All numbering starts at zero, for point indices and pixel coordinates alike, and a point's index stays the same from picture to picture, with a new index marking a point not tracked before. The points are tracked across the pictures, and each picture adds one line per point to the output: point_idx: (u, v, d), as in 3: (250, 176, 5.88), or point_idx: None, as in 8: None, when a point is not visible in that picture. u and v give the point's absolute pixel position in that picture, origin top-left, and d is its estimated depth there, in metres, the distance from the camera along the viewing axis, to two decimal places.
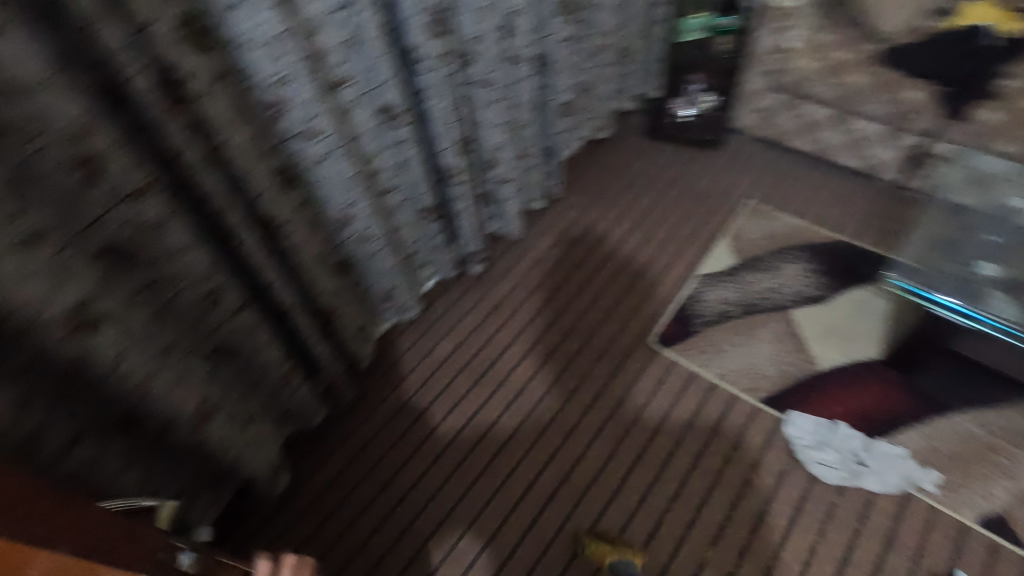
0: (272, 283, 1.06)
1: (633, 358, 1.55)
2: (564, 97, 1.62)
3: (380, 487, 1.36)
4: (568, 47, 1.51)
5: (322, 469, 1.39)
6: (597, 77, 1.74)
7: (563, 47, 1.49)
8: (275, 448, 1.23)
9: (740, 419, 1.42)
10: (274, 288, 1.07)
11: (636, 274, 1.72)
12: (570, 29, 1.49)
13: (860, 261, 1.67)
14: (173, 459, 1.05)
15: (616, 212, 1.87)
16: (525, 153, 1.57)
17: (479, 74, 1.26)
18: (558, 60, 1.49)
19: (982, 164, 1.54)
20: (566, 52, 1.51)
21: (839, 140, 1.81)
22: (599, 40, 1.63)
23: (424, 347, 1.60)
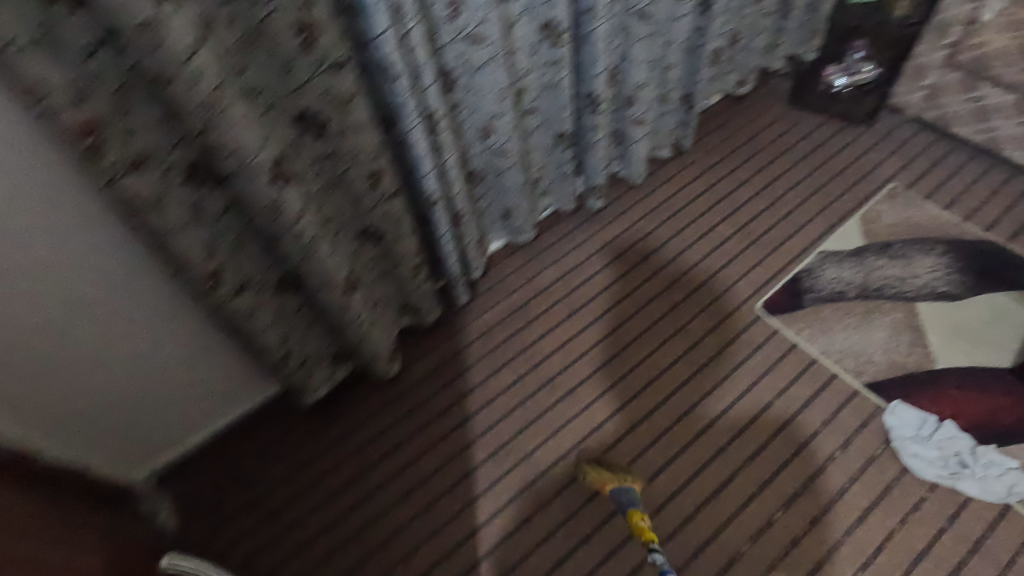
0: (426, 174, 1.14)
1: (735, 319, 1.54)
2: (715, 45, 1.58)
3: (473, 385, 1.47)
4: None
5: (423, 361, 1.51)
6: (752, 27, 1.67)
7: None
8: (392, 331, 1.36)
9: (838, 398, 1.39)
10: (427, 179, 1.15)
11: (753, 238, 1.68)
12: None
13: (1006, 263, 1.55)
14: (312, 325, 1.20)
15: (743, 173, 1.82)
16: (664, 96, 1.56)
17: (639, 6, 1.26)
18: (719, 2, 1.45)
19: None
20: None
21: (1014, 132, 1.65)
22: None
23: (529, 271, 1.65)
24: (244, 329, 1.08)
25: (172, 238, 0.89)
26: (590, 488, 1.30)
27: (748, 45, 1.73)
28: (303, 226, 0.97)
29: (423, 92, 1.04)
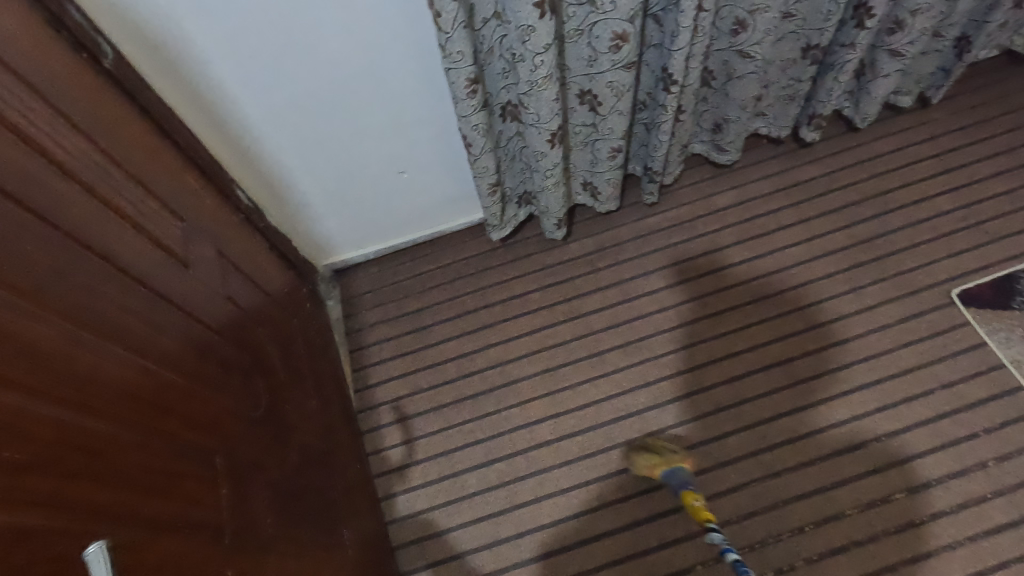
0: (676, 51, 1.12)
1: (921, 297, 1.41)
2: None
3: (622, 278, 1.52)
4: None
5: (584, 239, 1.58)
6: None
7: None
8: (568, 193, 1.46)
9: (1013, 410, 1.26)
10: (675, 57, 1.13)
11: (979, 220, 1.47)
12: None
13: None
14: (512, 156, 1.36)
15: (994, 145, 1.56)
16: (938, 31, 1.37)
17: None
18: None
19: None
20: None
21: None
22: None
23: (710, 188, 1.60)
24: (472, 149, 1.21)
25: (449, 40, 0.99)
26: (708, 407, 1.35)
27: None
28: (546, 60, 1.05)
29: None
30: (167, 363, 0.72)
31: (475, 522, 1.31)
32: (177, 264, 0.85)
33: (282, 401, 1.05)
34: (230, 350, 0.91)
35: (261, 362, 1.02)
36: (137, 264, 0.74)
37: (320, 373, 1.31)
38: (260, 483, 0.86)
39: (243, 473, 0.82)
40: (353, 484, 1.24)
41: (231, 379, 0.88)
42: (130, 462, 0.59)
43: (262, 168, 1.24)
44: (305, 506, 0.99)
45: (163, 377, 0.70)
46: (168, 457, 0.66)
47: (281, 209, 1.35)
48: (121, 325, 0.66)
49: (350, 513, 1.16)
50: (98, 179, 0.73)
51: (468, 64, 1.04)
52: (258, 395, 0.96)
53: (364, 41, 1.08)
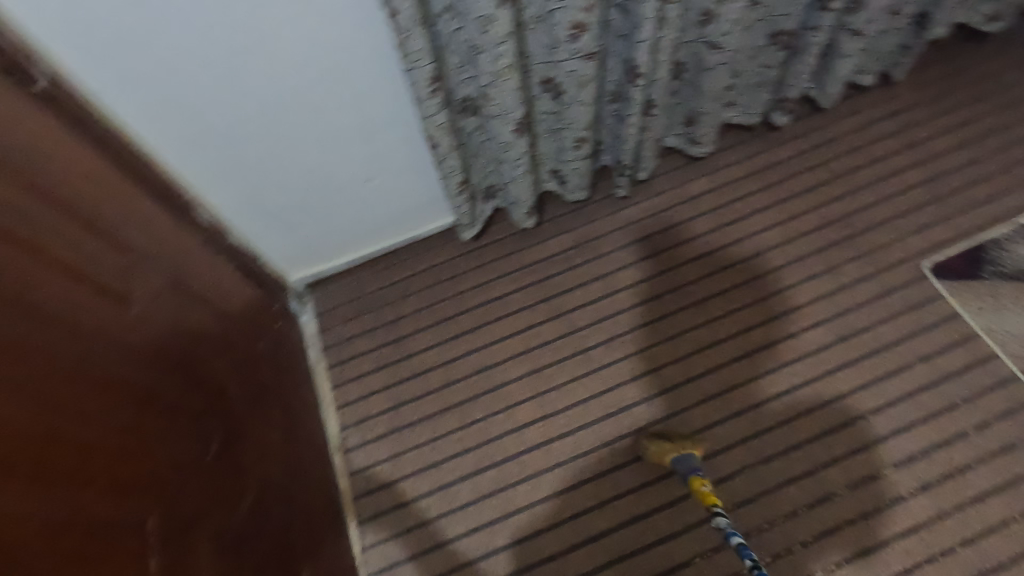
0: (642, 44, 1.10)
1: (896, 273, 1.43)
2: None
3: (603, 272, 1.51)
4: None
5: (562, 234, 1.56)
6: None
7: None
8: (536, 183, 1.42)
9: (989, 378, 1.29)
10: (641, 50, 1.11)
11: (945, 193, 1.50)
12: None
13: None
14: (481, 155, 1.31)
15: (955, 118, 1.59)
16: (898, 11, 1.37)
17: None
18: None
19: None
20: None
21: None
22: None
23: (682, 176, 1.59)
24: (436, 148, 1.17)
25: (407, 38, 0.95)
26: (696, 397, 1.35)
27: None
28: (506, 52, 1.02)
29: None
30: (93, 420, 0.67)
31: (470, 532, 1.29)
32: (120, 302, 0.80)
33: (240, 438, 1.00)
34: (180, 392, 0.86)
35: (219, 399, 0.97)
36: (64, 309, 0.69)
37: (284, 397, 1.25)
38: (205, 534, 0.81)
39: (183, 534, 0.77)
40: (317, 516, 1.19)
41: (177, 425, 0.83)
42: (27, 542, 0.54)
43: (222, 187, 1.18)
44: (260, 551, 0.94)
45: (86, 439, 0.65)
46: (81, 532, 0.60)
47: (245, 227, 1.29)
48: (39, 387, 0.61)
49: (312, 549, 1.11)
50: (26, 219, 0.68)
51: (429, 63, 1.00)
52: (211, 434, 0.91)
53: (320, 47, 1.03)
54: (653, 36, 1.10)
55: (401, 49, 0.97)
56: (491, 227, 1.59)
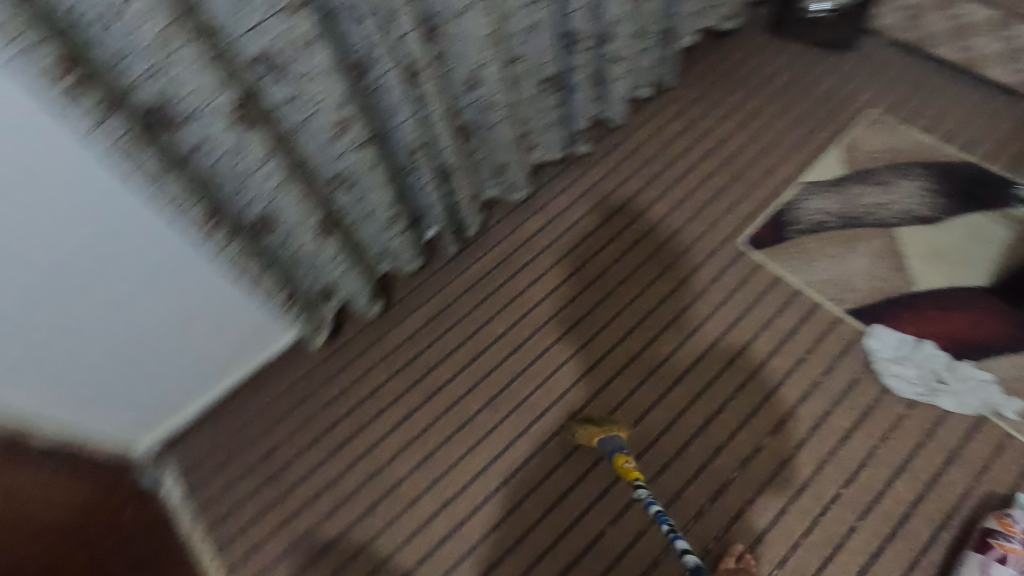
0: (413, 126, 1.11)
1: (720, 256, 1.55)
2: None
3: (467, 335, 1.52)
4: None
5: (418, 310, 1.55)
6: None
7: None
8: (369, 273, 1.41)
9: (821, 326, 1.42)
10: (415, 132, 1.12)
11: (736, 173, 1.67)
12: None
13: (984, 182, 1.56)
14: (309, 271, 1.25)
15: (725, 107, 1.80)
16: (644, 33, 1.51)
17: None
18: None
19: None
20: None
21: (995, 48, 1.63)
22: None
23: (514, 221, 1.65)
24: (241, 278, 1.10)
25: (156, 189, 0.88)
26: (585, 428, 1.37)
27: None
28: (272, 169, 0.99)
29: (399, 41, 1.03)
30: None
31: None
32: None
33: None
34: None
35: None
36: None
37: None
38: None
39: None
40: None
41: None
42: None
43: (12, 391, 1.01)
44: None
45: None
46: None
47: (62, 419, 1.12)
48: None
49: None
50: None
51: (194, 204, 0.94)
52: None
53: (70, 218, 0.93)
54: (417, 112, 1.15)
55: (155, 200, 0.90)
56: (344, 326, 1.54)
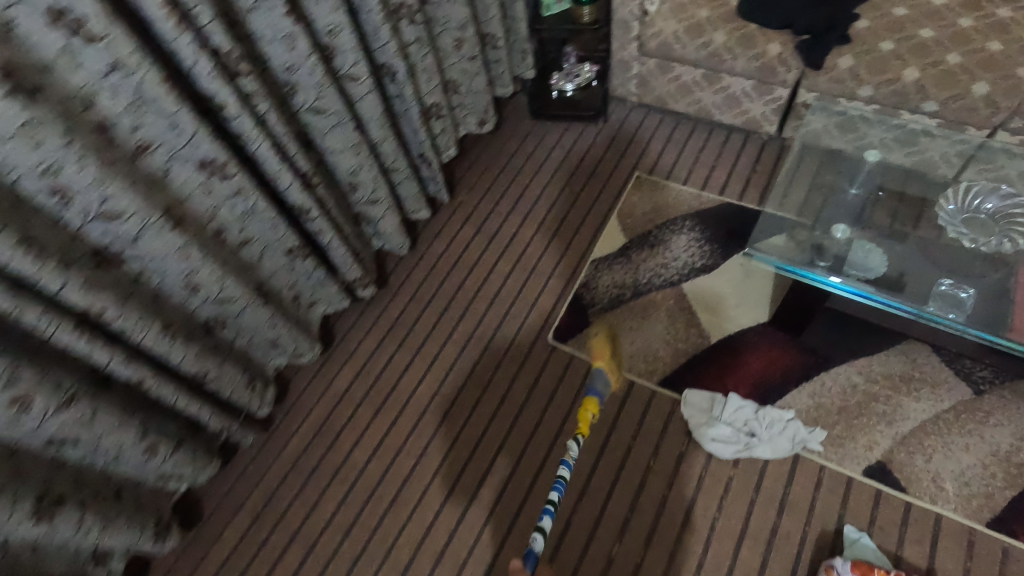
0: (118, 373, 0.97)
1: (533, 358, 1.56)
2: (432, 96, 1.53)
3: (300, 521, 1.41)
4: (426, 46, 1.42)
5: (240, 510, 1.43)
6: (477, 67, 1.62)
7: (417, 46, 1.40)
8: (161, 495, 1.29)
9: (639, 404, 1.42)
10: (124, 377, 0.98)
11: (529, 268, 1.70)
12: (421, 23, 1.37)
13: (745, 221, 1.67)
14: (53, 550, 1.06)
15: (507, 203, 1.85)
16: (392, 168, 1.51)
17: (309, 102, 1.20)
18: (412, 55, 1.41)
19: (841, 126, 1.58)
20: (426, 49, 1.43)
21: (715, 98, 1.77)
22: (464, 25, 1.49)
23: (325, 377, 1.60)
24: None
25: None
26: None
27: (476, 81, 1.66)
28: None
29: (59, 296, 0.90)
30: None
31: None
32: None
33: None
34: None
35: None
36: None
37: None
38: None
39: None
40: None
41: None
42: None
43: None
44: None
45: None
46: None
47: None
48: None
49: None
50: None
51: None
52: None
53: None
54: (121, 349, 1.02)
55: None
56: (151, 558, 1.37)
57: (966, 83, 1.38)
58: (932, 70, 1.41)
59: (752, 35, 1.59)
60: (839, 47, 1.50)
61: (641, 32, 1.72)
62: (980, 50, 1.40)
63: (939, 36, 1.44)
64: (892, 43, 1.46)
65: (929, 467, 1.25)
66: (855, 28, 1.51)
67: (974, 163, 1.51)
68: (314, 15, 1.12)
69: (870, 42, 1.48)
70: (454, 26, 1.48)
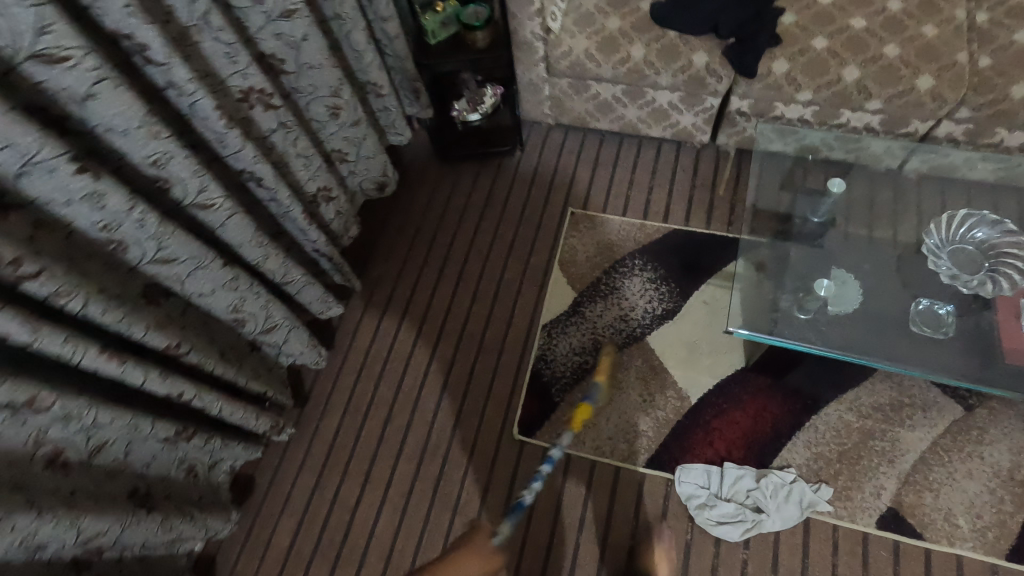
0: None
1: (502, 459, 1.35)
2: (316, 182, 1.24)
3: None
4: (295, 131, 1.12)
5: None
6: (364, 131, 1.33)
7: (282, 135, 1.10)
8: None
9: (631, 494, 1.27)
10: None
11: (474, 348, 1.48)
12: (283, 106, 1.07)
13: (698, 248, 1.52)
14: None
15: (432, 270, 1.60)
16: (286, 282, 1.21)
17: (148, 257, 0.89)
18: (278, 145, 1.11)
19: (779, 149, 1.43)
20: (297, 135, 1.13)
21: (641, 113, 1.58)
22: (337, 91, 1.20)
23: (260, 539, 1.32)
24: None
25: None
26: None
27: (366, 146, 1.37)
28: None
29: None
30: None
31: None
32: None
33: None
34: None
35: None
36: None
37: None
38: None
39: None
40: None
41: None
42: None
43: None
44: None
45: None
46: None
47: None
48: None
49: None
50: None
51: None
52: None
53: None
54: None
55: None
56: None
57: (910, 78, 1.26)
58: (872, 65, 1.28)
59: (673, 45, 1.39)
60: (770, 49, 1.33)
61: (547, 52, 1.48)
62: (915, 37, 1.28)
63: (871, 24, 1.31)
64: (824, 39, 1.31)
65: (940, 504, 1.18)
66: (782, 26, 1.34)
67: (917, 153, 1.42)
68: (125, 148, 0.80)
69: (801, 40, 1.32)
70: (325, 95, 1.18)
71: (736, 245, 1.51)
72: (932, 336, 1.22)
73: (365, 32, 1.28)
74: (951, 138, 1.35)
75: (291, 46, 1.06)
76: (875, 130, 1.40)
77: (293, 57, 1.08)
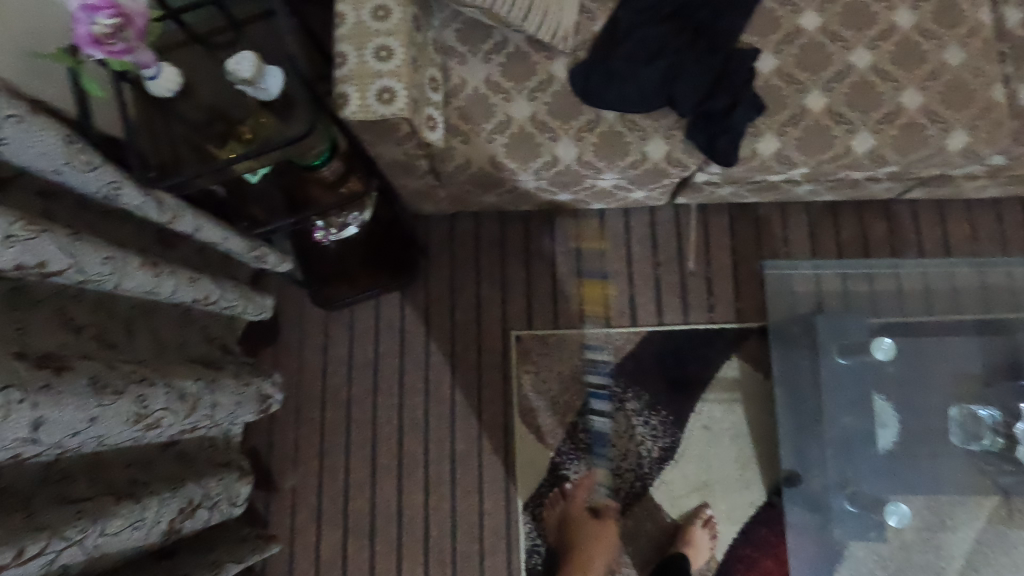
0: None
1: None
2: (165, 524, 0.81)
3: None
4: (96, 525, 0.67)
5: None
6: (209, 399, 0.88)
7: (77, 553, 0.65)
8: None
9: None
10: None
11: (446, 555, 1.19)
12: (54, 531, 0.61)
13: (683, 356, 1.23)
14: None
15: (361, 463, 1.23)
16: None
17: None
18: (76, 563, 0.65)
19: (796, 281, 1.09)
20: (101, 526, 0.68)
21: (577, 198, 1.15)
22: (140, 411, 0.72)
23: None
24: None
25: None
26: None
27: (223, 403, 0.92)
28: None
29: None
30: None
31: None
32: None
33: None
34: None
35: None
36: None
37: None
38: None
39: None
40: None
41: None
42: None
43: None
44: None
45: None
46: None
47: None
48: None
49: None
50: None
51: None
52: None
53: None
54: None
55: None
56: None
57: (938, 138, 0.92)
58: (887, 127, 0.92)
59: (614, 132, 0.95)
60: (752, 122, 0.93)
61: (434, 166, 1.00)
62: (937, 71, 0.92)
63: (877, 61, 0.93)
64: (820, 95, 0.93)
65: None
66: (761, 78, 0.94)
67: (922, 187, 1.13)
68: None
69: (790, 101, 0.93)
70: (127, 430, 0.71)
71: (725, 338, 1.23)
72: (961, 442, 1.01)
73: (147, 266, 0.76)
74: (970, 176, 1.06)
75: (20, 445, 0.57)
76: (880, 179, 1.08)
77: (36, 448, 0.59)
